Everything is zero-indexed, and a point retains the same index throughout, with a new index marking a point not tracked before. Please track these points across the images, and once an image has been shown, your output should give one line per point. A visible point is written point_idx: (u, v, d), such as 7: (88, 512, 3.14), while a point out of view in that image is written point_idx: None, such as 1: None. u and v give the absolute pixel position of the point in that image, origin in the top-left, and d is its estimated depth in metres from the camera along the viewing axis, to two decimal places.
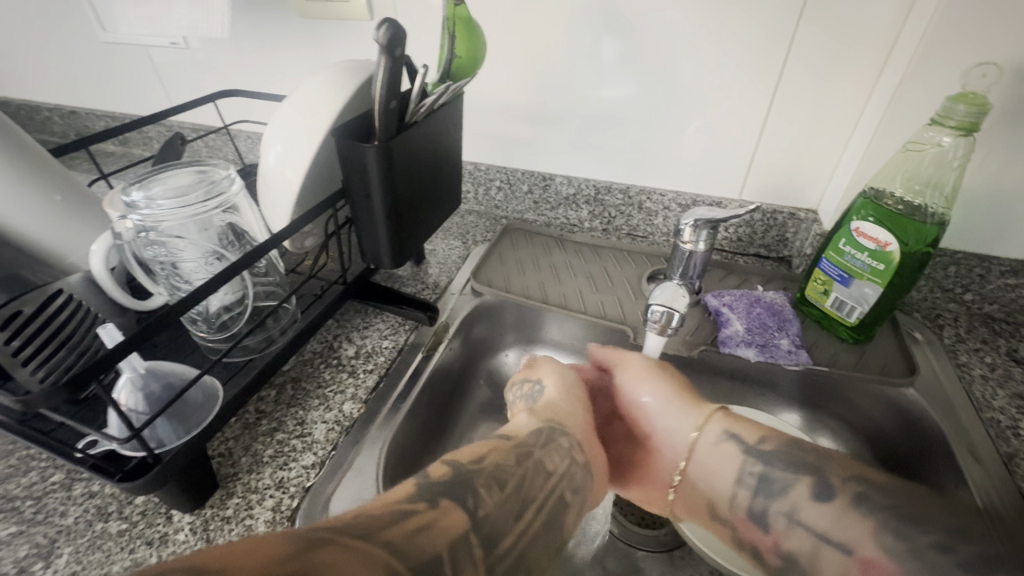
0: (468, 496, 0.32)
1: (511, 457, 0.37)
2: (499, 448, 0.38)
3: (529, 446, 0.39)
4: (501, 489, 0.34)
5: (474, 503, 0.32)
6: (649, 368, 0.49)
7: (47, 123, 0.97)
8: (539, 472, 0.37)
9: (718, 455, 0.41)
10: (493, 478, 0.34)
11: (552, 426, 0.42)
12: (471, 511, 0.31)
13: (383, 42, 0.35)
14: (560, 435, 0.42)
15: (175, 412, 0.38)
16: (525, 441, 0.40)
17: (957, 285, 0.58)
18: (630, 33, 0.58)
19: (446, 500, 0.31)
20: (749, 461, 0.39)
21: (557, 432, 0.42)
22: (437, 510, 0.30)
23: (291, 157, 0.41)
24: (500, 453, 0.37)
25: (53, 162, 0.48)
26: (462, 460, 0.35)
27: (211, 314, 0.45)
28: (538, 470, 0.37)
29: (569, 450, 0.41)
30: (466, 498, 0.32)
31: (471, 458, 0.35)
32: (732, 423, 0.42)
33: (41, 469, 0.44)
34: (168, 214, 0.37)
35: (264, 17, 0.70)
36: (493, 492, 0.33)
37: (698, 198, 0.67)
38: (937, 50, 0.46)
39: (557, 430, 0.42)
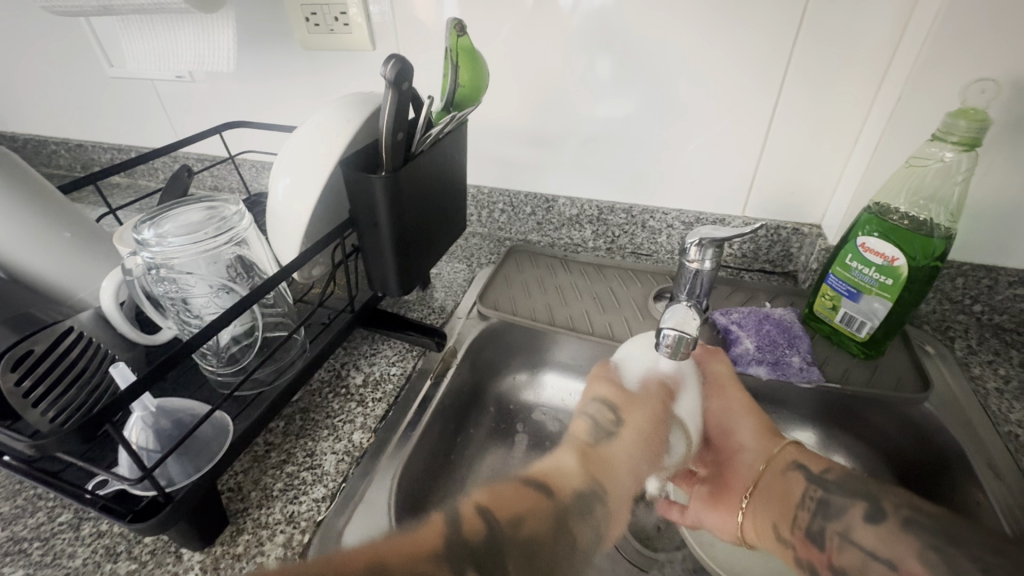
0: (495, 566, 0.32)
1: (547, 527, 0.36)
2: (541, 509, 0.37)
3: (567, 513, 0.37)
4: (529, 564, 0.34)
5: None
6: (747, 406, 0.51)
7: (53, 157, 0.98)
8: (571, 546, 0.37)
9: (782, 481, 0.46)
10: (524, 548, 0.34)
11: (592, 486, 0.40)
12: None
13: (391, 76, 0.36)
14: (599, 503, 0.39)
15: (186, 449, 0.38)
16: (564, 504, 0.38)
17: (966, 296, 0.57)
18: (627, 57, 0.59)
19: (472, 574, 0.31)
20: (811, 487, 0.44)
21: (598, 496, 0.40)
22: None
23: (300, 190, 0.42)
24: (541, 519, 0.36)
25: (63, 199, 0.48)
26: (500, 516, 0.35)
27: (221, 348, 0.45)
28: (567, 539, 0.36)
29: (600, 519, 0.39)
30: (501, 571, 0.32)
31: (509, 521, 0.35)
32: (761, 494, 0.48)
33: (48, 509, 0.43)
34: (178, 250, 0.37)
35: (269, 49, 0.71)
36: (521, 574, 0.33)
37: (701, 216, 0.67)
38: (932, 67, 0.47)
39: (596, 493, 0.40)
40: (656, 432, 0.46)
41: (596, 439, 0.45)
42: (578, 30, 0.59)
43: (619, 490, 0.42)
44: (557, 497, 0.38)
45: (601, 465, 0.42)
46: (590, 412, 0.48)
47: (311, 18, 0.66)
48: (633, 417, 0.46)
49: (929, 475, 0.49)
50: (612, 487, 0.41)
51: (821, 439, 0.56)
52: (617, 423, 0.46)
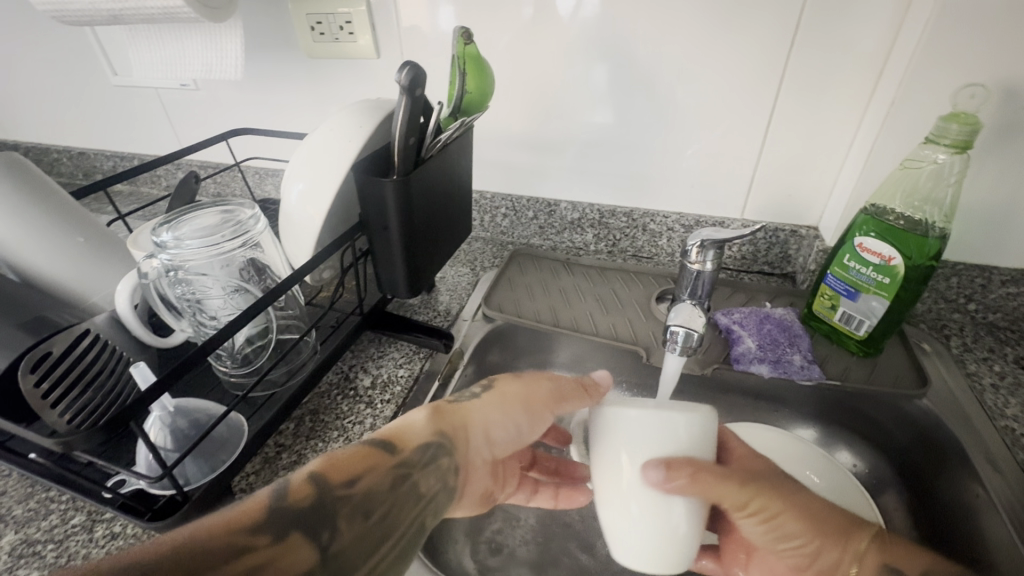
0: (323, 530, 0.29)
1: (386, 483, 0.32)
2: (378, 467, 0.33)
3: (407, 466, 0.34)
4: (366, 520, 0.30)
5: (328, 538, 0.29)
6: (783, 492, 0.37)
7: (55, 165, 0.99)
8: (412, 498, 0.33)
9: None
10: (359, 507, 0.30)
11: (439, 439, 0.36)
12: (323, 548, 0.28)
13: (405, 83, 0.37)
14: (446, 455, 0.36)
15: (202, 449, 0.39)
16: (408, 457, 0.34)
17: (960, 295, 0.59)
18: (626, 64, 0.61)
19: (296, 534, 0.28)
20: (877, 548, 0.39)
21: (445, 449, 0.36)
22: (280, 545, 0.27)
23: (312, 194, 0.43)
24: (375, 477, 0.32)
25: (75, 205, 0.49)
26: (331, 481, 0.30)
27: (236, 349, 0.47)
28: (409, 496, 0.33)
29: (448, 472, 0.36)
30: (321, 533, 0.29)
31: (342, 479, 0.31)
32: None
33: (61, 512, 0.43)
34: (196, 253, 0.38)
35: (274, 57, 0.72)
36: (355, 524, 0.30)
37: (700, 218, 0.68)
38: (924, 73, 0.48)
39: (442, 446, 0.36)
40: (531, 405, 0.40)
41: (457, 396, 0.40)
42: (579, 37, 0.60)
43: (477, 448, 0.38)
44: (399, 451, 0.34)
45: (457, 419, 0.38)
46: (463, 374, 0.42)
47: (316, 27, 0.67)
48: (507, 391, 0.40)
49: (929, 470, 0.50)
50: (467, 442, 0.38)
51: (823, 436, 0.57)
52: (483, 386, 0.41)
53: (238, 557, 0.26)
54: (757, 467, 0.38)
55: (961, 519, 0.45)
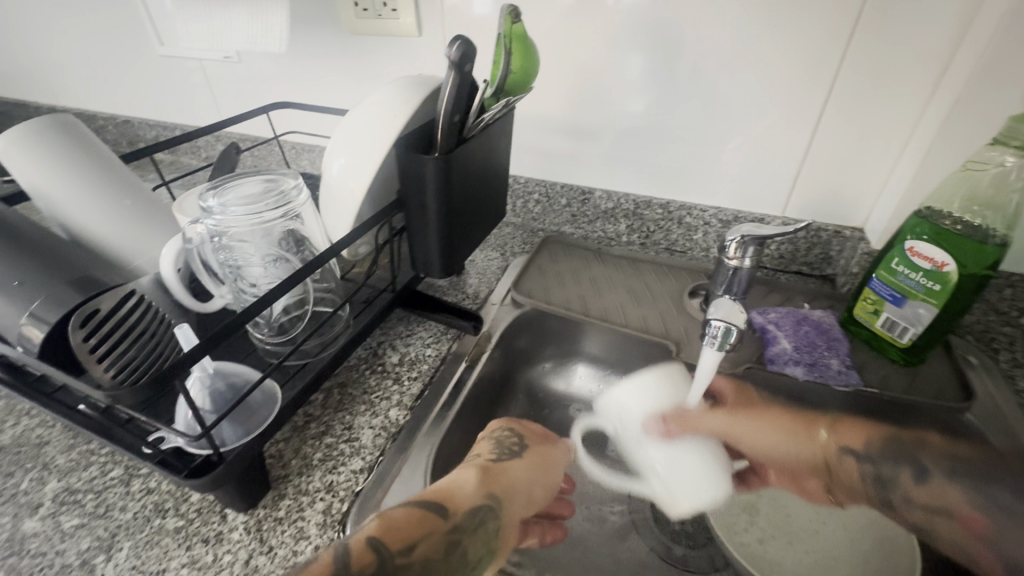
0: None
1: (441, 548, 0.33)
2: (433, 530, 0.34)
3: (461, 531, 0.35)
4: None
5: None
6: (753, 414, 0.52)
7: (101, 132, 1.02)
8: (465, 564, 0.34)
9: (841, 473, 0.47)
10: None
11: (489, 503, 0.40)
12: None
13: (455, 58, 0.36)
14: (491, 517, 0.39)
15: (238, 414, 0.40)
16: (459, 523, 0.36)
17: (1013, 307, 0.56)
18: (672, 51, 0.59)
19: None
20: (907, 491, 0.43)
21: (492, 511, 0.39)
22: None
23: (353, 168, 0.43)
24: (434, 541, 0.33)
25: (123, 170, 0.50)
26: (390, 546, 0.31)
27: (273, 318, 0.47)
28: (461, 562, 0.34)
29: (492, 532, 0.38)
30: None
31: (400, 545, 0.31)
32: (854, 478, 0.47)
33: (100, 464, 0.45)
34: (240, 220, 0.39)
35: (316, 32, 0.72)
36: None
37: (740, 214, 0.66)
38: (995, 70, 0.46)
39: (490, 509, 0.39)
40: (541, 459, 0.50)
41: (497, 458, 0.46)
42: (625, 23, 0.59)
43: (516, 504, 0.43)
44: (451, 517, 0.36)
45: (498, 483, 0.43)
46: (495, 437, 0.50)
47: (360, 3, 0.67)
48: (533, 454, 0.50)
49: None
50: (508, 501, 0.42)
51: None
52: (517, 449, 0.49)
53: None
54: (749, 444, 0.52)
55: None
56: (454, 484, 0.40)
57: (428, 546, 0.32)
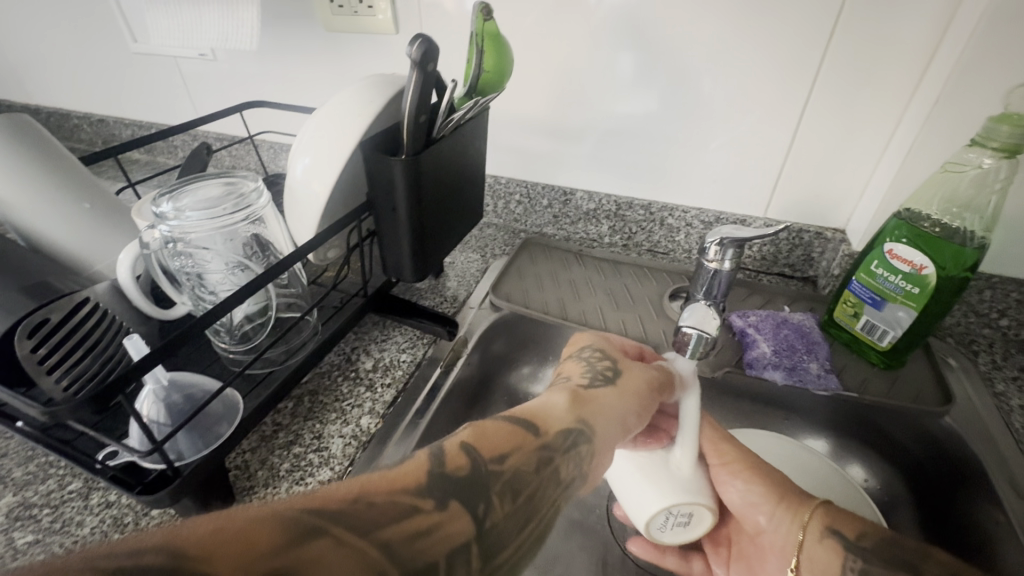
0: (479, 504, 0.28)
1: (531, 463, 0.32)
2: (524, 446, 0.32)
3: (552, 448, 0.33)
4: (516, 498, 0.29)
5: (484, 512, 0.28)
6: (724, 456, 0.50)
7: (75, 131, 0.99)
8: (556, 481, 0.32)
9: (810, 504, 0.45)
10: (509, 487, 0.29)
11: (580, 426, 0.35)
12: (478, 520, 0.27)
13: (417, 56, 0.35)
14: (585, 440, 0.35)
15: (196, 425, 0.38)
16: (552, 441, 0.33)
17: (993, 309, 0.56)
18: (651, 49, 0.58)
19: (455, 502, 0.27)
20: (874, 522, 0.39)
21: (584, 436, 0.35)
22: (444, 512, 0.26)
23: (319, 169, 0.41)
24: (523, 456, 0.31)
25: (84, 171, 0.49)
26: (484, 453, 0.30)
27: (234, 325, 0.45)
28: (551, 480, 0.32)
29: (586, 458, 0.34)
30: (475, 506, 0.27)
31: (493, 454, 0.31)
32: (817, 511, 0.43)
33: (59, 477, 0.43)
34: (196, 225, 0.37)
35: (292, 29, 0.70)
36: (505, 502, 0.29)
37: (722, 215, 0.66)
38: (974, 70, 0.45)
39: (582, 432, 0.35)
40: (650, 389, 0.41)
41: (590, 382, 0.40)
42: (604, 21, 0.58)
43: (613, 432, 0.37)
44: (542, 435, 0.34)
45: (591, 406, 0.37)
46: (586, 357, 0.43)
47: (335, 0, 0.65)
48: (631, 375, 0.41)
49: (946, 491, 0.47)
50: (603, 426, 0.37)
51: (834, 448, 0.55)
52: (612, 376, 0.41)
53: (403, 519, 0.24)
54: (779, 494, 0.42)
55: (977, 544, 0.43)
56: (543, 400, 0.37)
57: (515, 464, 0.31)
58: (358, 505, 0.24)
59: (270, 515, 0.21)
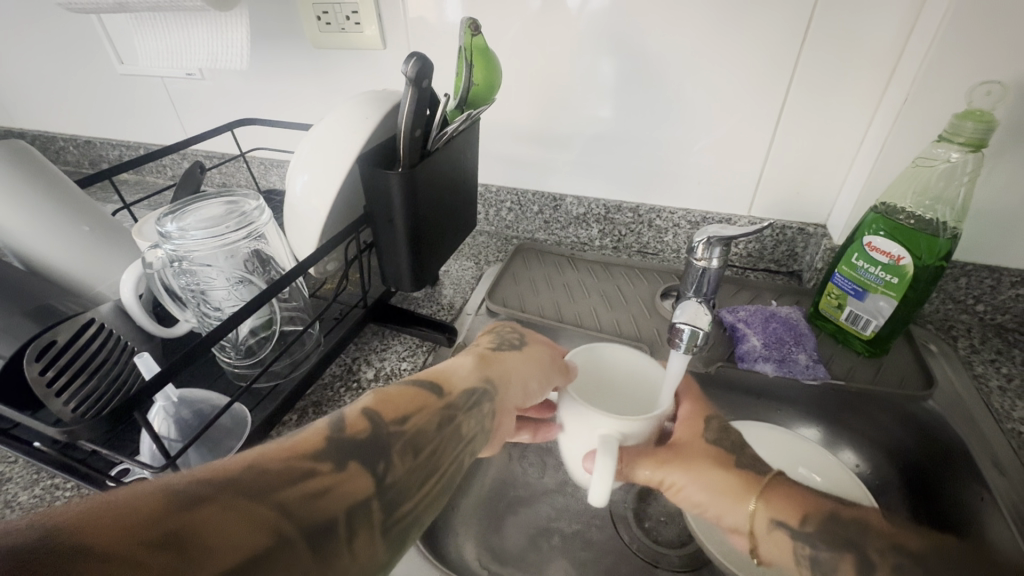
0: (378, 461, 0.31)
1: (434, 421, 0.36)
2: (428, 407, 0.36)
3: (453, 407, 0.37)
4: (416, 456, 0.33)
5: (384, 470, 0.31)
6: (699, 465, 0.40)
7: (61, 153, 0.99)
8: (458, 436, 0.36)
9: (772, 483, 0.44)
10: (409, 444, 0.33)
11: (484, 385, 0.40)
12: (379, 478, 0.31)
13: (412, 74, 0.36)
14: (486, 400, 0.39)
15: (206, 440, 0.39)
16: (453, 401, 0.38)
17: (969, 296, 0.58)
18: (632, 56, 0.60)
19: (354, 462, 0.30)
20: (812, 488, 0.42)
21: (488, 395, 0.40)
22: (341, 473, 0.30)
23: (317, 185, 0.42)
24: (426, 415, 0.35)
25: (79, 193, 0.49)
26: (385, 417, 0.34)
27: (240, 341, 0.46)
28: (455, 436, 0.36)
29: (486, 415, 0.39)
30: (375, 464, 0.31)
31: (395, 417, 0.34)
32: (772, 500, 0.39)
33: (66, 499, 0.43)
34: (200, 244, 0.38)
35: (280, 47, 0.71)
36: (406, 459, 0.33)
37: (708, 215, 0.68)
38: (937, 69, 0.47)
39: (486, 391, 0.40)
40: (554, 361, 0.44)
41: (497, 347, 0.45)
42: (587, 31, 0.60)
43: (511, 396, 0.41)
44: (444, 395, 0.38)
45: (499, 368, 0.42)
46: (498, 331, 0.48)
47: (323, 17, 0.66)
48: (537, 344, 0.46)
49: (933, 471, 0.49)
50: (508, 386, 0.41)
51: (826, 436, 0.57)
52: (522, 344, 0.46)
53: (305, 479, 0.28)
54: (686, 440, 0.41)
55: (965, 521, 0.45)
56: (451, 364, 0.42)
57: (418, 422, 0.35)
58: (253, 474, 0.27)
59: (167, 489, 0.24)
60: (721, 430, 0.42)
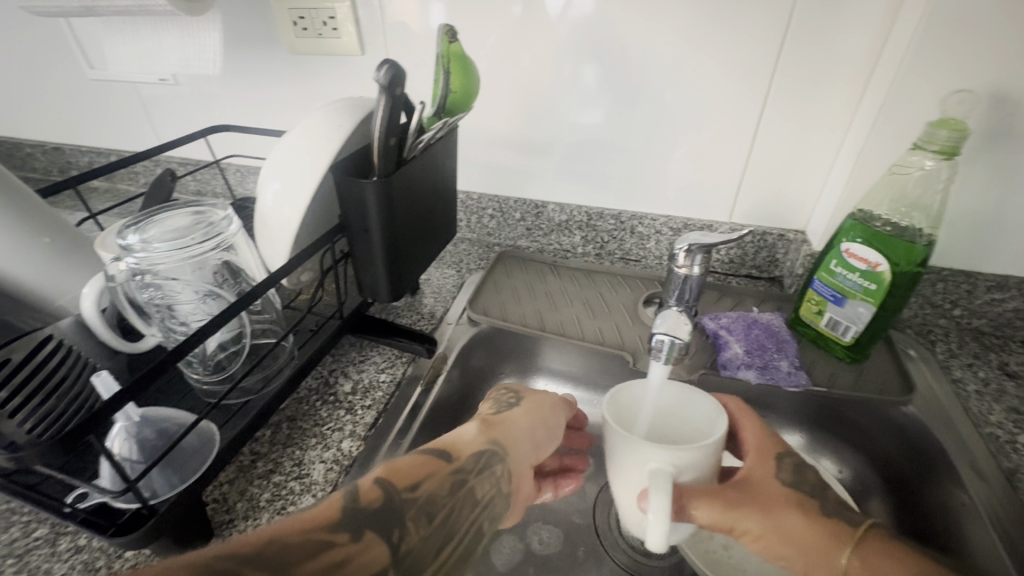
0: (394, 528, 0.31)
1: (445, 486, 0.35)
2: (436, 473, 0.35)
3: (464, 472, 0.36)
4: (429, 523, 0.33)
5: (399, 537, 0.31)
6: (771, 510, 0.37)
7: (29, 160, 0.96)
8: (469, 503, 0.35)
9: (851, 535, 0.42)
10: (423, 511, 0.33)
11: (493, 447, 0.38)
12: (393, 547, 0.31)
13: (384, 81, 0.35)
14: (499, 462, 0.38)
15: (170, 460, 0.37)
16: (463, 464, 0.37)
17: (946, 300, 0.59)
18: (612, 65, 0.60)
19: (370, 531, 0.31)
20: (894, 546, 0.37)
21: (498, 456, 0.38)
22: (358, 543, 0.30)
23: (288, 194, 0.41)
24: (437, 480, 0.35)
25: (41, 203, 0.47)
26: (396, 485, 0.33)
27: (208, 355, 0.44)
28: (466, 502, 0.35)
29: (501, 477, 0.38)
30: (390, 532, 0.31)
31: (407, 483, 0.34)
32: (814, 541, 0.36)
33: (23, 524, 0.41)
34: (163, 257, 0.37)
35: (256, 53, 0.70)
36: (420, 526, 0.32)
37: (689, 222, 0.68)
38: (912, 78, 0.48)
39: (496, 453, 0.38)
40: (553, 408, 0.44)
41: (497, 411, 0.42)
42: (566, 39, 0.59)
43: (523, 454, 0.40)
44: (455, 460, 0.37)
45: (501, 429, 0.40)
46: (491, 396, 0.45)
47: (299, 23, 0.65)
48: (540, 397, 0.44)
49: (914, 476, 0.50)
50: (513, 448, 0.39)
51: (809, 442, 0.57)
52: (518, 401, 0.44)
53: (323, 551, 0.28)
54: (760, 479, 0.38)
55: (946, 526, 0.45)
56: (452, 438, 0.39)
57: (428, 490, 0.34)
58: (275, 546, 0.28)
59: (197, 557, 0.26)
60: (796, 471, 0.40)
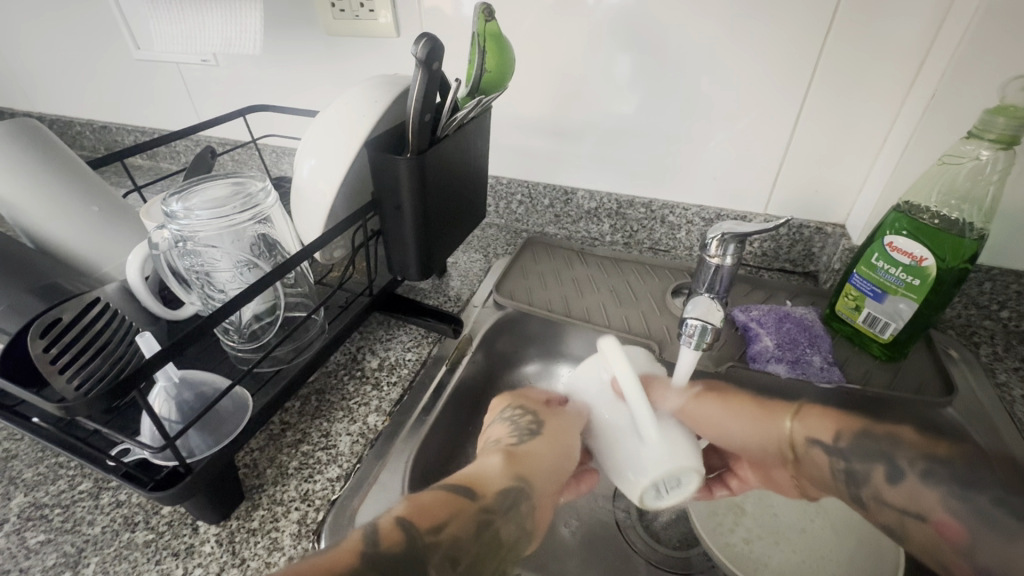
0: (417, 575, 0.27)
1: (471, 526, 0.31)
2: (462, 512, 0.32)
3: (492, 511, 0.33)
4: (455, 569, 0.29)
5: None
6: None
7: (78, 137, 1.00)
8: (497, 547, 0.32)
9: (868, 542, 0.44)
10: (449, 557, 0.29)
11: (519, 485, 0.36)
12: None
13: (422, 56, 0.36)
14: (525, 500, 0.35)
15: (206, 422, 0.39)
16: (489, 504, 0.33)
17: (993, 301, 0.56)
18: (649, 49, 0.59)
19: None
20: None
21: (524, 493, 0.35)
22: None
23: (324, 169, 0.42)
24: (462, 522, 0.31)
25: (92, 175, 0.50)
26: (420, 526, 0.29)
27: (243, 324, 0.46)
28: (492, 545, 0.31)
29: (527, 516, 0.35)
30: None
31: (430, 525, 0.30)
32: None
33: (69, 477, 0.44)
34: (205, 224, 0.38)
35: (294, 34, 0.71)
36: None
37: (722, 212, 0.66)
38: (970, 62, 0.45)
39: (522, 491, 0.35)
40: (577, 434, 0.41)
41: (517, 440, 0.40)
42: (603, 23, 0.58)
43: (547, 488, 0.38)
44: (479, 498, 0.33)
45: (525, 464, 0.38)
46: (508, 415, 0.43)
47: (337, 4, 0.66)
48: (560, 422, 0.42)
49: None
50: (539, 483, 0.37)
51: None
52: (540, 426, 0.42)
53: None
54: None
55: None
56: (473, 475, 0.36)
57: (454, 531, 0.30)
58: None
59: None
60: None
